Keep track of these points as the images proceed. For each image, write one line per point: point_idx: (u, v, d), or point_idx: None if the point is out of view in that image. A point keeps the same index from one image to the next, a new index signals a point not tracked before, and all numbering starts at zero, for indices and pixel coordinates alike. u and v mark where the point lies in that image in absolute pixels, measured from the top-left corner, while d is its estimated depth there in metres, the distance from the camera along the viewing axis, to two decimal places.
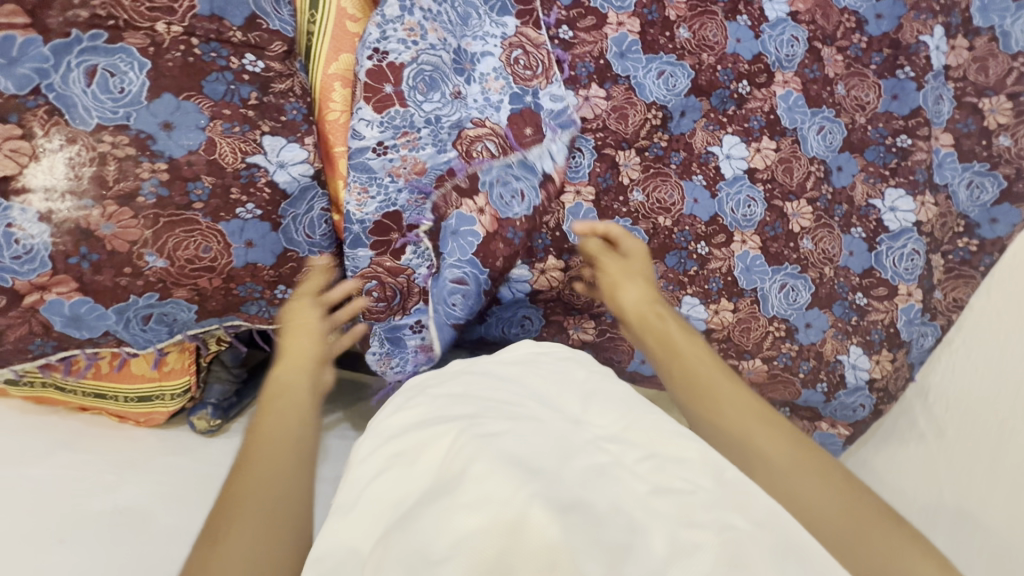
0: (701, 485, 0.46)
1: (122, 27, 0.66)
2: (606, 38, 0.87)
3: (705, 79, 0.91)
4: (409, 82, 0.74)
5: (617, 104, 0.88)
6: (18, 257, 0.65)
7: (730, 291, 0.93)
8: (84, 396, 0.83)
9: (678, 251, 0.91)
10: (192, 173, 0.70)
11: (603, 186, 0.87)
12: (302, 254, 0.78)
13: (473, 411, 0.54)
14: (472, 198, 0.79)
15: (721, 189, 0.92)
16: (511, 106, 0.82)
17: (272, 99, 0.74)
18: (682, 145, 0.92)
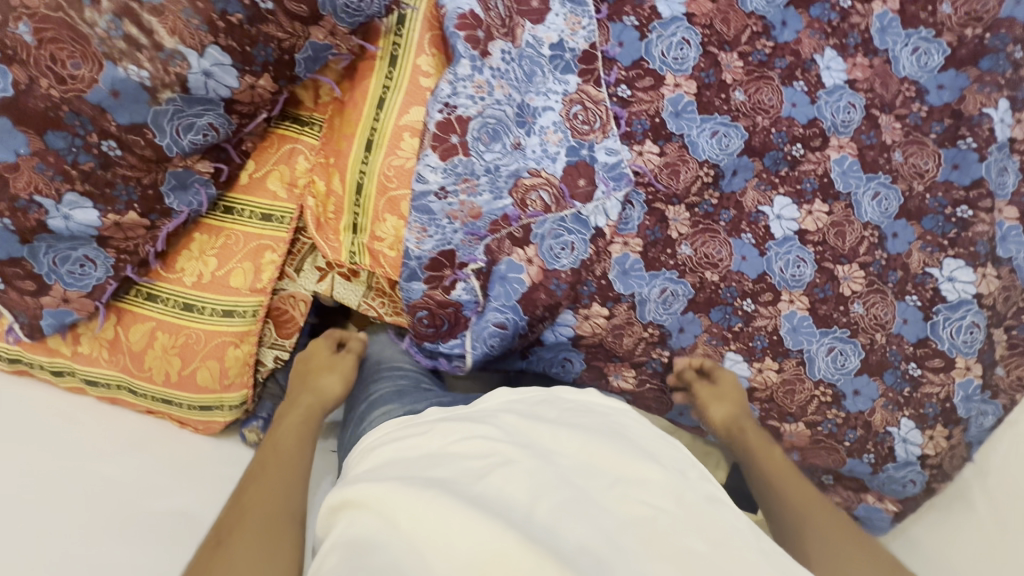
0: (663, 507, 0.50)
1: (19, 56, 0.65)
2: (663, 98, 0.91)
3: (758, 140, 0.93)
4: (474, 134, 0.79)
5: (670, 160, 0.90)
6: (72, 274, 0.81)
7: (775, 350, 0.92)
8: (153, 400, 0.91)
9: (724, 307, 0.91)
10: (55, 191, 0.73)
11: (650, 239, 0.89)
12: (90, 281, 0.82)
13: (455, 466, 0.53)
14: (523, 247, 0.83)
15: (770, 248, 0.93)
16: (568, 158, 0.86)
17: (107, 174, 0.75)
18: (732, 203, 0.93)
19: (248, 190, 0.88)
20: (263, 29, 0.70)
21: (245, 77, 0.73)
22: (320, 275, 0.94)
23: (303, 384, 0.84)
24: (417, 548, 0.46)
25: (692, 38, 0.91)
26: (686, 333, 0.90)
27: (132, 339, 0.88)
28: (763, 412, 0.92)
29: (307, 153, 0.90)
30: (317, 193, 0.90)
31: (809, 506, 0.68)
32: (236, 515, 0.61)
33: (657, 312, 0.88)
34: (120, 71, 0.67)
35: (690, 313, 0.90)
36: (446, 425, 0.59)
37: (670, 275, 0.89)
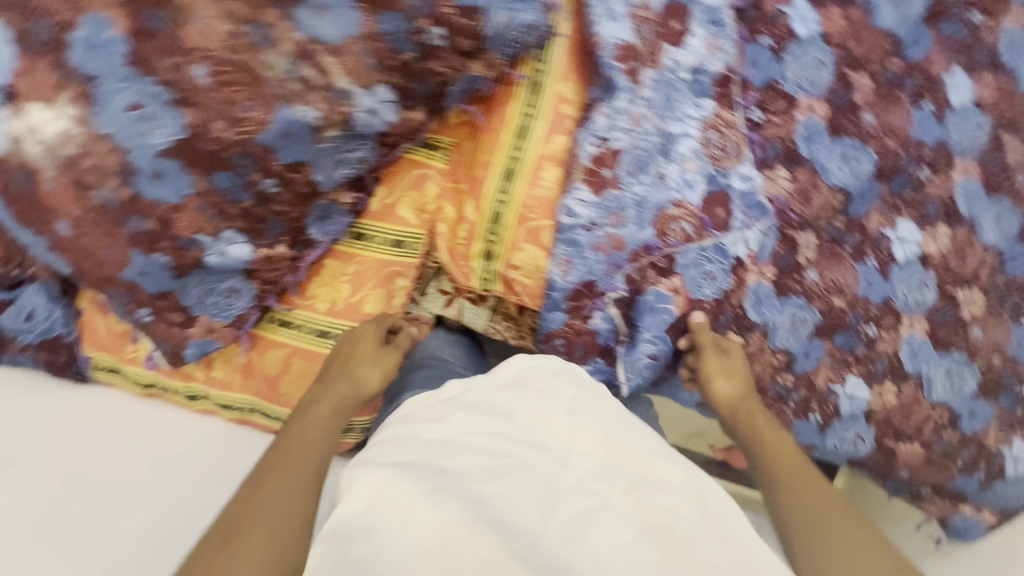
0: (682, 513, 0.54)
1: (194, 98, 0.63)
2: (795, 121, 0.90)
3: (888, 164, 0.92)
4: (625, 167, 0.81)
5: (801, 186, 0.90)
6: (217, 305, 0.81)
7: (895, 373, 0.94)
8: (286, 421, 0.93)
9: (848, 332, 0.93)
10: (215, 229, 0.73)
11: (783, 266, 0.90)
12: (232, 312, 0.82)
13: (471, 460, 0.58)
14: (668, 277, 0.84)
15: (893, 272, 0.93)
16: (706, 187, 0.84)
17: (263, 211, 0.74)
18: (857, 227, 0.93)
19: (380, 216, 0.88)
20: (430, 65, 0.68)
21: (404, 110, 0.71)
22: (447, 299, 0.96)
23: (340, 369, 0.83)
24: (436, 544, 0.51)
25: (827, 58, 0.90)
26: (810, 356, 0.91)
27: (267, 364, 0.89)
28: (880, 432, 0.94)
29: (437, 178, 0.88)
30: (446, 219, 0.89)
31: (823, 498, 0.69)
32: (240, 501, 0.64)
33: (786, 339, 0.90)
34: (293, 112, 0.65)
35: (816, 338, 0.91)
36: (469, 414, 0.64)
37: (798, 302, 0.90)
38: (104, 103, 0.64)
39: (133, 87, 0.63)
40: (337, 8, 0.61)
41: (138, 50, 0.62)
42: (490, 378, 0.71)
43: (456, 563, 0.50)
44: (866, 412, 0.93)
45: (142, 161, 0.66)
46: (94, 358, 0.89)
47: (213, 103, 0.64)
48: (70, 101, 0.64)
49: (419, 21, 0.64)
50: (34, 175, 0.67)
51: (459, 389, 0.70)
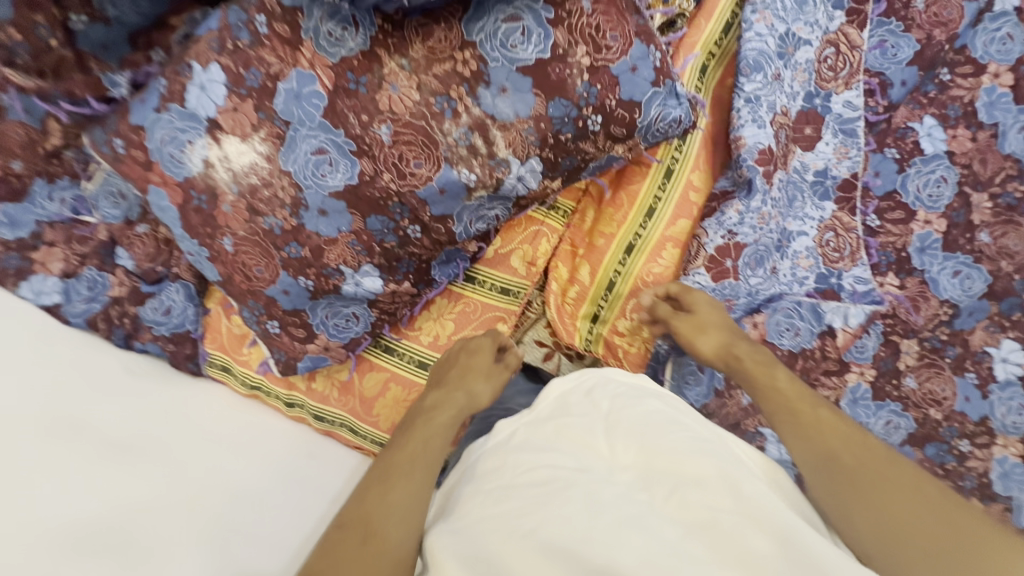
0: (718, 508, 0.64)
1: (371, 152, 0.71)
2: (912, 233, 1.06)
3: (1001, 285, 1.01)
4: (745, 259, 1.00)
5: (911, 294, 1.04)
6: (337, 326, 0.87)
7: (984, 491, 0.95)
8: (371, 442, 0.96)
9: (939, 443, 0.98)
10: (355, 261, 0.79)
11: (881, 368, 1.03)
12: (345, 334, 0.88)
13: (524, 491, 0.67)
14: (757, 315, 1.03)
15: (993, 390, 0.99)
16: (817, 284, 1.03)
17: (400, 250, 0.80)
18: (959, 339, 1.02)
19: (495, 263, 0.93)
20: (581, 144, 0.74)
21: (545, 180, 0.77)
22: (545, 351, 1.11)
23: (457, 379, 0.86)
24: (506, 562, 0.61)
25: (951, 176, 1.06)
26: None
27: (366, 386, 0.94)
28: None
29: (550, 235, 0.95)
30: (560, 277, 1.04)
31: (816, 426, 0.78)
32: (383, 485, 0.72)
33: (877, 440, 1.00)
34: (454, 173, 0.72)
35: (908, 446, 0.99)
36: (518, 454, 0.72)
37: (894, 408, 1.00)
38: (292, 145, 0.72)
39: (321, 135, 0.71)
40: (517, 91, 0.68)
41: (333, 104, 0.70)
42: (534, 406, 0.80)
43: None
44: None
45: (313, 198, 0.74)
46: (212, 355, 0.95)
47: (385, 157, 0.71)
48: (263, 139, 0.72)
49: (582, 108, 0.70)
50: (215, 196, 0.75)
51: (510, 430, 0.77)
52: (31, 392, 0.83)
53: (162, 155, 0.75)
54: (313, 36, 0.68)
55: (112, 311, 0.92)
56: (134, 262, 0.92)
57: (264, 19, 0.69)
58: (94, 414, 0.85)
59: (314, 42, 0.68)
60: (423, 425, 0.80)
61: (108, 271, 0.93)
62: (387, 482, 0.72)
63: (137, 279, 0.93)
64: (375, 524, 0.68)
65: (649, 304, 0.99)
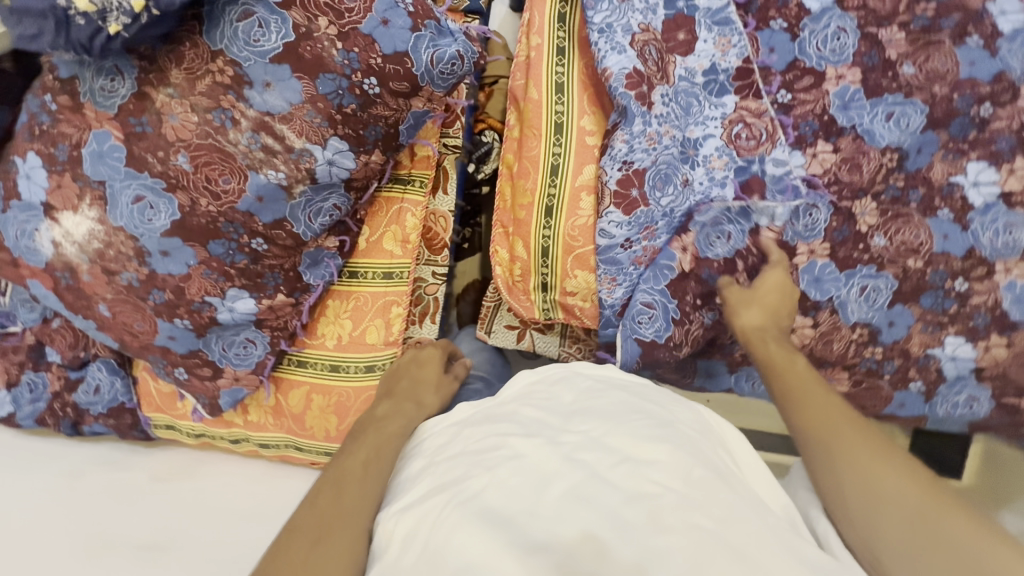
0: (670, 487, 0.52)
1: (179, 185, 0.75)
2: (827, 94, 0.88)
3: (940, 111, 0.87)
4: (650, 182, 0.87)
5: (847, 155, 0.87)
6: (239, 355, 0.90)
7: (1001, 324, 0.87)
8: (317, 453, 1.00)
9: (934, 291, 0.88)
10: (219, 288, 0.82)
11: (838, 239, 0.87)
12: (236, 361, 0.90)
13: (463, 461, 0.59)
14: (708, 242, 0.88)
15: (972, 220, 0.87)
16: (737, 179, 0.89)
17: (258, 266, 0.83)
18: (920, 180, 0.88)
19: (370, 253, 0.95)
20: (372, 111, 0.74)
21: (360, 156, 0.77)
22: (516, 333, 1.03)
23: (407, 390, 0.84)
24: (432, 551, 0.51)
25: (848, 24, 0.87)
26: (897, 326, 0.88)
27: (292, 404, 0.97)
28: (998, 390, 0.89)
29: (414, 209, 0.94)
30: (501, 261, 0.97)
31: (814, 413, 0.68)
32: (336, 485, 0.64)
33: (861, 311, 0.87)
34: (262, 177, 0.75)
35: (898, 304, 0.88)
36: (473, 427, 0.65)
37: (867, 271, 0.87)
38: (114, 202, 0.76)
39: (133, 184, 0.75)
40: (279, 82, 0.71)
41: (131, 151, 0.74)
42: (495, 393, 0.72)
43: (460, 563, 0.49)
44: (975, 370, 0.88)
45: (151, 244, 0.78)
46: (153, 418, 1.00)
47: (193, 184, 0.74)
48: (90, 206, 0.77)
49: (352, 76, 0.71)
50: (75, 270, 0.81)
51: (470, 411, 0.70)
52: (48, 516, 0.92)
53: (21, 250, 0.81)
54: (90, 97, 0.73)
55: (55, 405, 0.99)
56: (60, 355, 0.99)
57: (51, 98, 0.75)
58: (131, 528, 0.91)
59: (93, 102, 0.73)
60: (385, 425, 0.74)
61: (43, 370, 1.00)
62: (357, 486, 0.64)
63: (65, 368, 1.00)
64: (325, 530, 0.59)
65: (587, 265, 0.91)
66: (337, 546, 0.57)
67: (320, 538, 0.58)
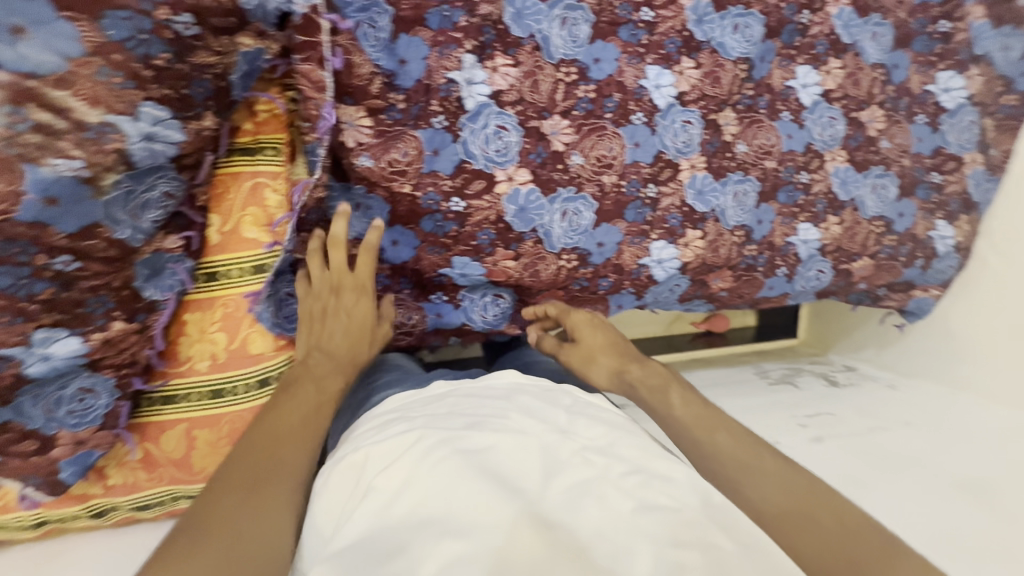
0: (687, 503, 0.50)
1: None
2: (684, 9, 0.89)
3: (774, 20, 0.95)
4: (512, 117, 0.81)
5: (708, 69, 0.91)
6: (75, 413, 0.67)
7: (834, 206, 1.03)
8: None
9: (787, 187, 0.99)
10: (17, 334, 0.60)
11: (711, 151, 0.93)
12: (72, 423, 0.68)
13: (457, 421, 0.58)
14: (609, 170, 0.87)
15: (806, 118, 1.00)
16: (609, 104, 0.86)
17: (73, 294, 0.61)
18: (765, 87, 0.97)
19: (228, 246, 0.76)
20: (194, 59, 0.60)
21: (190, 124, 0.62)
22: None
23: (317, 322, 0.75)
24: (426, 497, 0.49)
25: None
26: (764, 223, 0.98)
27: (165, 449, 0.77)
28: (836, 260, 1.06)
29: (272, 183, 0.78)
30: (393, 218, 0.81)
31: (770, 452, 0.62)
32: (274, 417, 0.65)
33: (737, 215, 0.96)
34: (47, 170, 0.54)
35: (762, 203, 0.98)
36: (470, 402, 0.62)
37: (736, 178, 0.95)
38: None
39: None
40: (40, 26, 0.52)
41: None
42: (479, 381, 0.68)
43: (455, 510, 0.47)
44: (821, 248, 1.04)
45: None
46: None
47: None
48: None
49: (154, 12, 0.56)
50: None
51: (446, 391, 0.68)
52: None
53: None
54: None
55: None
56: None
57: None
58: None
59: None
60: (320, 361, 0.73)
61: None
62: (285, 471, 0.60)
63: None
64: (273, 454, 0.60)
65: (504, 232, 0.83)
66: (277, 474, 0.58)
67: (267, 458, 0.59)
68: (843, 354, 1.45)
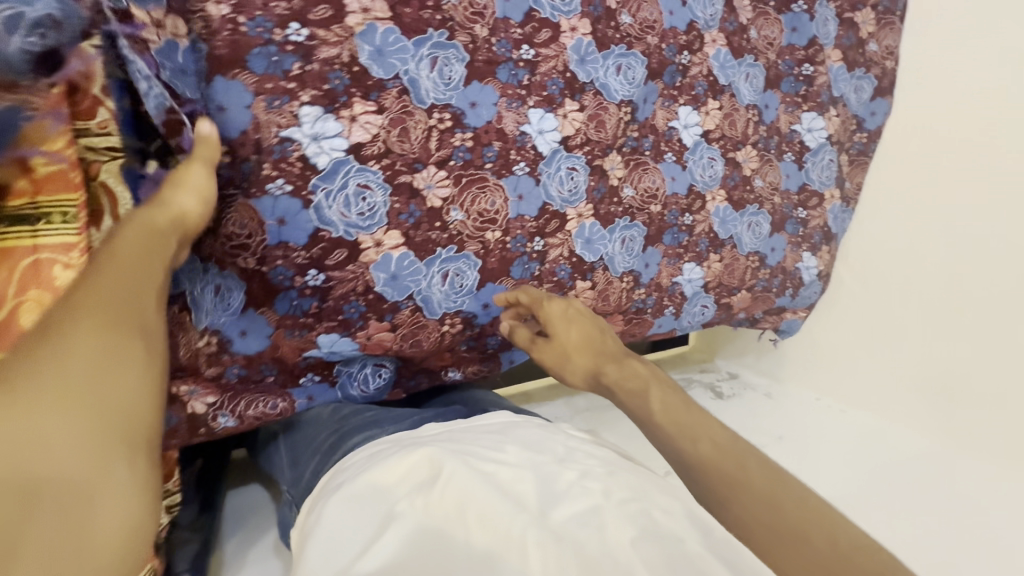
0: (689, 531, 0.42)
1: None
2: (565, 48, 0.84)
3: (655, 61, 0.93)
4: (376, 177, 0.71)
5: (591, 112, 0.87)
6: None
7: (715, 244, 1.06)
8: None
9: (672, 229, 1.00)
10: None
11: (597, 197, 0.90)
12: None
13: (459, 440, 0.50)
14: (493, 225, 0.80)
15: (688, 159, 1.00)
16: (489, 153, 0.79)
17: None
18: (649, 128, 0.95)
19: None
20: None
21: None
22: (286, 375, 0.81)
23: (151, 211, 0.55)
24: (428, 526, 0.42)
25: None
26: (650, 266, 0.98)
27: None
28: (718, 295, 1.09)
29: (63, 258, 0.59)
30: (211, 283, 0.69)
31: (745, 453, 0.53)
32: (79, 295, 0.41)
33: (625, 262, 0.94)
34: None
35: (648, 247, 0.97)
36: (466, 428, 0.54)
37: (623, 224, 0.93)
38: None
39: None
40: None
41: None
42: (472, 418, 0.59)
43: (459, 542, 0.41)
44: (704, 285, 1.06)
45: None
46: None
47: None
48: None
49: None
50: None
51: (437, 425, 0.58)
52: None
53: None
54: None
55: None
56: None
57: None
58: None
59: None
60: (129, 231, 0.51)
61: None
62: (109, 347, 0.38)
63: None
64: (81, 326, 0.38)
65: (375, 303, 0.74)
66: (86, 361, 0.36)
67: (66, 329, 0.37)
68: (728, 360, 1.47)
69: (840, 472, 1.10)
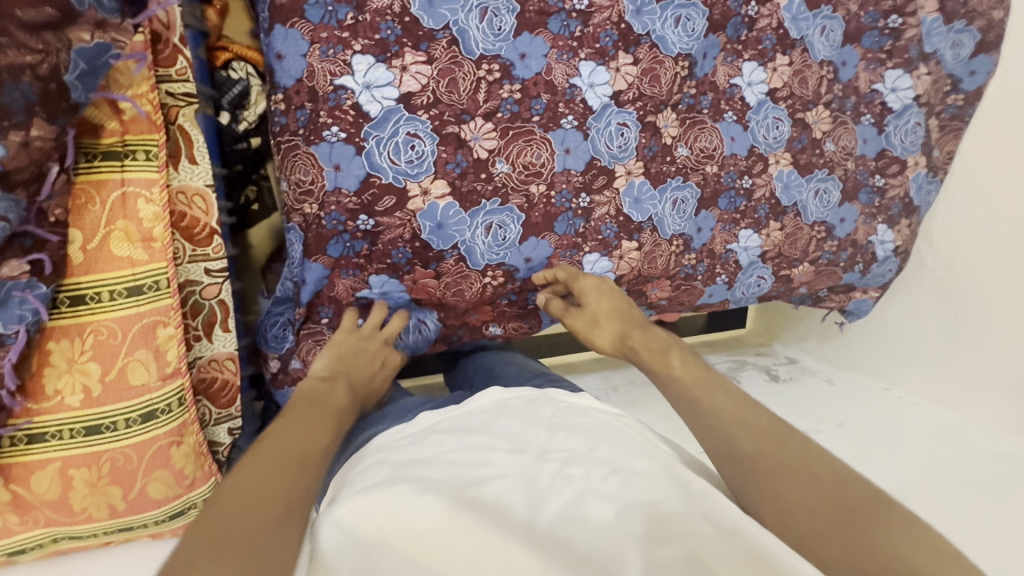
0: (668, 493, 0.44)
1: None
2: None
3: (718, 12, 0.87)
4: (424, 124, 0.73)
5: (646, 66, 0.84)
6: None
7: (776, 212, 1.00)
8: (106, 534, 0.71)
9: (728, 193, 0.95)
10: None
11: (649, 155, 0.87)
12: None
13: (437, 468, 0.47)
14: (537, 179, 0.80)
15: (750, 119, 0.94)
16: (536, 106, 0.78)
17: None
18: (708, 85, 0.90)
19: (93, 266, 0.65)
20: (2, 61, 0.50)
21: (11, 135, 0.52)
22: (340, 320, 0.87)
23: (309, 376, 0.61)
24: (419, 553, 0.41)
25: None
26: (703, 231, 0.94)
27: (34, 491, 0.64)
28: (777, 266, 1.03)
29: (145, 194, 0.67)
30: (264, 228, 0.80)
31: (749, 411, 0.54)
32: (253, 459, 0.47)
33: (675, 224, 0.91)
34: None
35: (702, 210, 0.93)
36: (436, 436, 0.50)
37: (676, 184, 0.90)
38: None
39: None
40: None
41: None
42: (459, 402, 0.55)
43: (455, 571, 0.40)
44: (761, 255, 1.00)
45: None
46: None
47: None
48: None
49: None
50: None
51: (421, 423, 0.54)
52: None
53: None
54: None
55: None
56: None
57: None
58: None
59: None
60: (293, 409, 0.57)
61: None
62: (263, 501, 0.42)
63: None
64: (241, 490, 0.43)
65: (421, 251, 0.77)
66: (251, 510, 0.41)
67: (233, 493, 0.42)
68: (787, 345, 1.41)
69: (908, 463, 1.01)
